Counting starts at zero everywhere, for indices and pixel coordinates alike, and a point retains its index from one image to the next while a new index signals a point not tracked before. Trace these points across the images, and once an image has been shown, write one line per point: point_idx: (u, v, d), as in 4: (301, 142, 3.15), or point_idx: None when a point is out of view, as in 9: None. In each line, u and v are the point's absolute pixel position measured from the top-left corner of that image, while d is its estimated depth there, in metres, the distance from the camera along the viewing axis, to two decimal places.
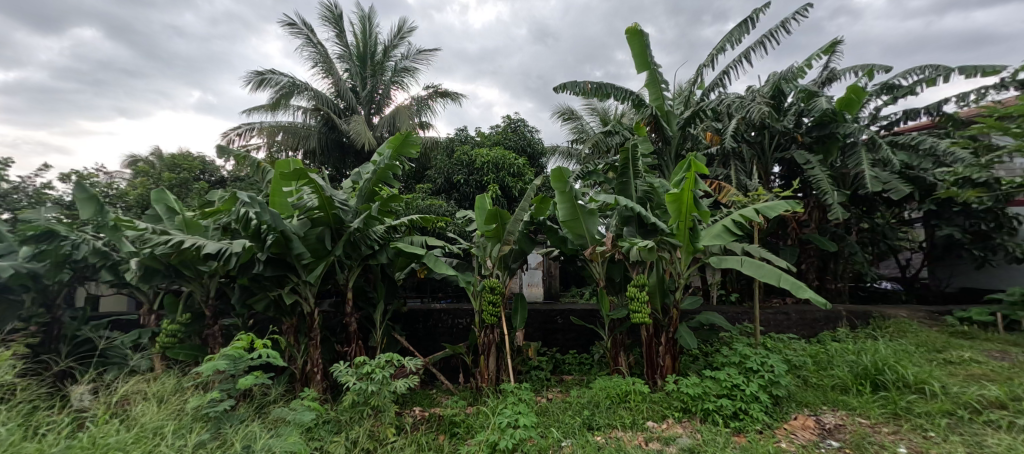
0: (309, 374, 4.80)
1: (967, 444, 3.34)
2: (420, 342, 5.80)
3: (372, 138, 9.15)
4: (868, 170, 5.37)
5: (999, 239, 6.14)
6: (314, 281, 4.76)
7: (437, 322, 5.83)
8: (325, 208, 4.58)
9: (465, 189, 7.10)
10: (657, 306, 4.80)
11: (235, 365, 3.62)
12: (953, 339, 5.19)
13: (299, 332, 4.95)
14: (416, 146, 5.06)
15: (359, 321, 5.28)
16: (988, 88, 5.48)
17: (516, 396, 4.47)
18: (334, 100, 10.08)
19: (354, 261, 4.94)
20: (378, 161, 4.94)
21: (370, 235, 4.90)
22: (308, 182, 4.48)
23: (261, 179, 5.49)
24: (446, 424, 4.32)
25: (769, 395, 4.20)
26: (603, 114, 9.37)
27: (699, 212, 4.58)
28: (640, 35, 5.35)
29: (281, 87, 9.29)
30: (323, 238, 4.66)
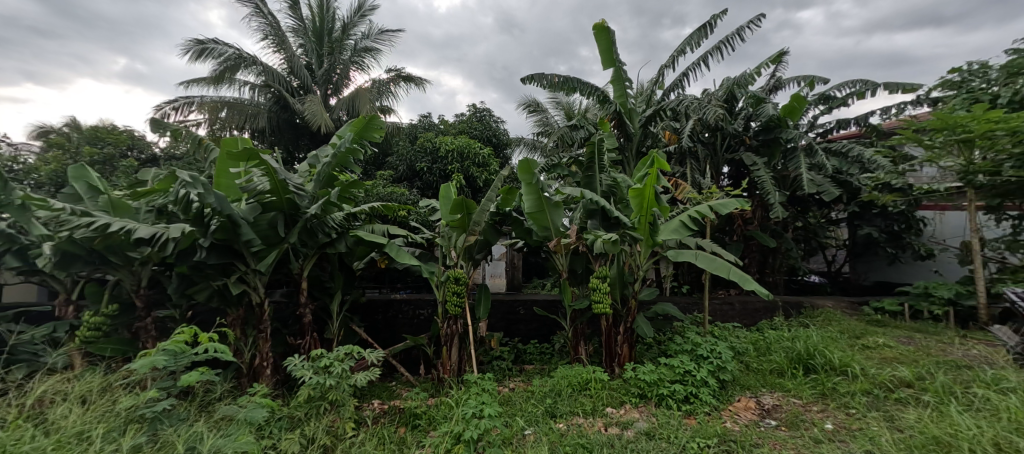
0: (258, 369, 4.47)
1: (883, 419, 3.74)
2: (378, 334, 5.61)
3: (329, 120, 8.68)
4: (805, 173, 5.87)
5: (908, 239, 6.95)
6: (265, 269, 4.43)
7: (397, 313, 5.66)
8: (278, 193, 4.26)
9: (428, 177, 6.92)
10: (617, 297, 4.95)
11: (176, 361, 3.31)
12: (870, 326, 5.84)
13: (246, 325, 4.59)
14: (380, 131, 4.71)
15: (314, 312, 5.00)
16: (906, 104, 6.15)
17: (479, 386, 4.43)
18: (286, 77, 9.46)
19: (310, 249, 4.64)
20: (338, 144, 4.61)
21: (327, 222, 4.62)
22: (259, 164, 4.10)
23: (203, 158, 5.02)
24: (407, 416, 4.22)
25: (717, 380, 4.48)
26: (568, 108, 9.49)
27: (659, 208, 4.77)
28: (607, 32, 5.46)
29: (225, 59, 8.55)
30: (276, 224, 4.34)
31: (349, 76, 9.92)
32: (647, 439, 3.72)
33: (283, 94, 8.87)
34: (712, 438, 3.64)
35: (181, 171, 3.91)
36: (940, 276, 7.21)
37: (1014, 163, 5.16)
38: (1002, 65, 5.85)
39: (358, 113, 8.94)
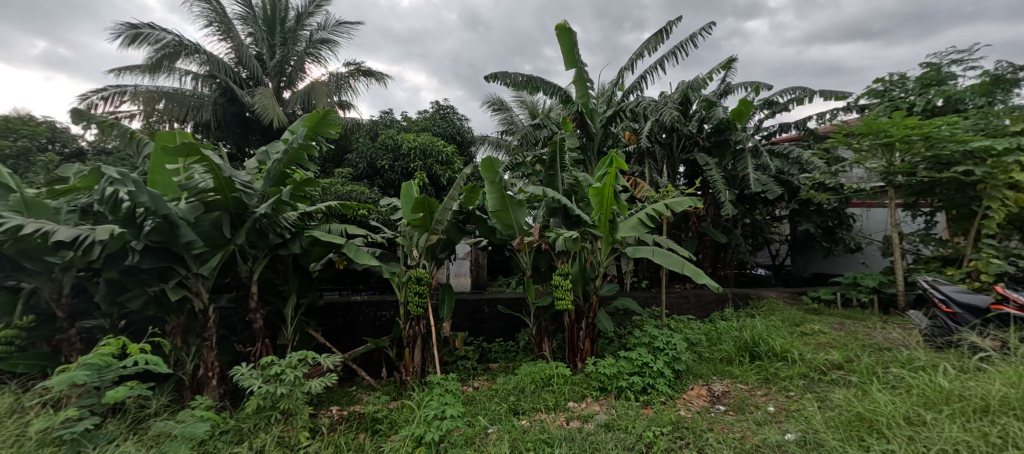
0: (203, 380, 4.02)
1: (817, 399, 3.99)
2: (338, 337, 5.43)
3: (282, 114, 8.32)
4: (751, 173, 6.26)
5: (841, 234, 7.57)
6: (209, 273, 4.01)
7: (357, 316, 5.49)
8: (222, 191, 3.89)
9: (390, 175, 6.80)
10: (579, 293, 5.06)
11: (100, 377, 2.97)
12: (808, 315, 6.31)
13: (189, 333, 4.13)
14: (336, 127, 4.41)
15: (267, 317, 4.70)
16: (839, 110, 6.68)
17: (442, 387, 4.31)
18: (234, 67, 9.03)
19: (261, 250, 4.28)
20: (290, 139, 4.24)
21: (279, 222, 4.27)
22: (200, 160, 3.73)
23: (134, 153, 4.52)
24: (367, 421, 3.97)
25: (672, 370, 4.65)
26: (532, 107, 9.59)
27: (618, 206, 4.93)
28: (569, 33, 5.59)
29: (163, 45, 8.06)
30: (220, 224, 3.95)
31: (304, 68, 9.56)
32: (605, 431, 3.70)
33: (230, 84, 8.45)
34: (667, 426, 3.67)
35: (107, 167, 3.47)
36: (866, 267, 7.88)
37: (926, 165, 5.72)
38: (918, 76, 6.48)
39: (314, 108, 8.64)
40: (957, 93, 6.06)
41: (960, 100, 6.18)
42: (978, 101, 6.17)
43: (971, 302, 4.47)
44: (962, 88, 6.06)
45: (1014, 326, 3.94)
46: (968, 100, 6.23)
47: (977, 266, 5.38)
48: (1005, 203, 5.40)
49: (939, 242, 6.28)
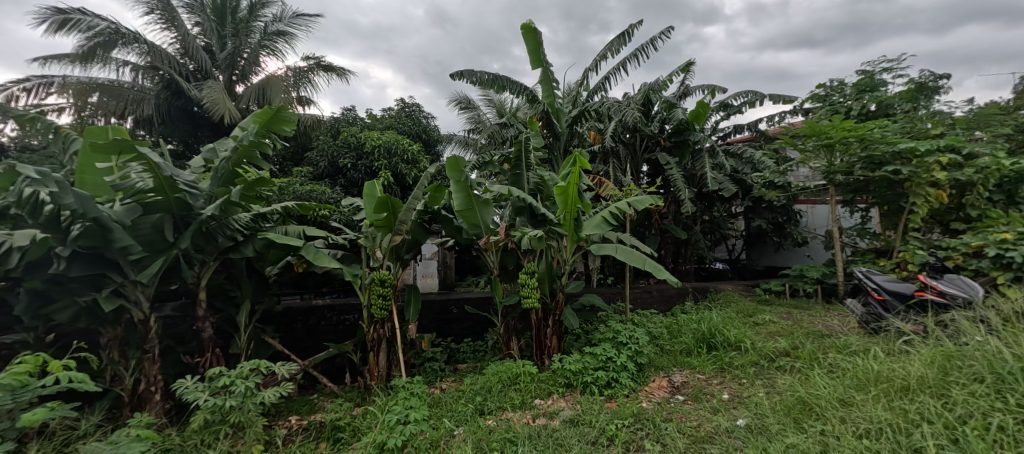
0: (144, 396, 3.54)
1: (765, 385, 4.23)
2: (298, 344, 4.98)
3: (234, 109, 7.98)
4: (709, 172, 6.54)
5: (790, 229, 8.02)
6: (150, 280, 3.51)
7: (319, 320, 5.07)
8: (163, 191, 3.44)
9: (353, 174, 6.69)
10: (546, 291, 5.14)
11: (15, 399, 2.54)
12: (761, 305, 6.67)
13: (127, 346, 3.66)
14: (291, 123, 3.92)
15: (218, 325, 4.19)
16: (787, 113, 7.07)
17: (407, 390, 4.16)
18: (179, 59, 8.64)
19: (209, 254, 3.78)
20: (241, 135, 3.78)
21: (230, 223, 3.80)
22: (136, 157, 3.27)
23: (62, 151, 3.86)
24: (328, 430, 3.77)
25: (635, 364, 4.81)
26: (499, 107, 9.65)
27: (582, 204, 5.02)
28: (534, 33, 5.68)
29: (96, 33, 7.60)
30: (162, 227, 3.48)
31: (258, 61, 9.24)
32: (570, 427, 3.78)
33: (175, 77, 8.07)
34: (628, 418, 3.80)
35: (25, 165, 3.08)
36: (811, 259, 8.40)
37: (861, 165, 6.15)
38: (855, 82, 6.96)
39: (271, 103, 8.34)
40: (888, 99, 6.57)
41: (890, 106, 6.68)
42: (906, 106, 6.71)
43: (897, 289, 4.84)
44: (893, 94, 6.60)
45: (931, 311, 4.32)
46: (897, 105, 6.75)
47: (905, 257, 5.85)
48: (929, 200, 5.92)
49: (873, 235, 6.76)
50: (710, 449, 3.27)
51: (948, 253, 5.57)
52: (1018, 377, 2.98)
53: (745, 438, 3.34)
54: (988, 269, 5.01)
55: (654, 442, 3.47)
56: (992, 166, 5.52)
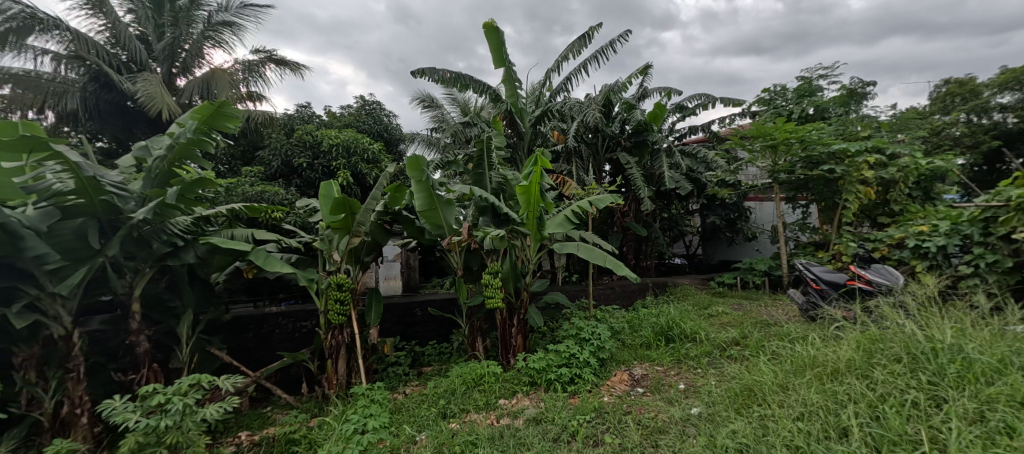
0: (67, 420, 3.20)
1: (717, 374, 4.42)
2: (249, 354, 4.58)
3: (174, 104, 7.37)
4: (666, 171, 6.77)
5: (742, 225, 8.43)
6: (71, 292, 3.20)
7: (273, 328, 4.71)
8: (86, 194, 3.14)
9: (309, 174, 6.50)
10: (511, 291, 5.15)
11: None
12: (715, 297, 6.97)
13: (48, 365, 3.25)
14: (236, 119, 3.58)
15: (156, 337, 3.83)
16: (736, 115, 7.42)
17: (368, 398, 4.10)
18: (110, 49, 8.11)
19: (144, 262, 3.47)
20: (177, 132, 3.47)
21: (167, 227, 3.56)
22: (52, 158, 2.97)
23: None
24: (282, 443, 3.59)
25: (597, 359, 4.92)
26: (463, 106, 9.63)
27: (544, 204, 5.10)
28: (496, 32, 5.71)
29: (10, 18, 6.97)
30: (85, 233, 3.22)
31: (202, 53, 8.67)
32: (534, 425, 3.83)
33: (103, 68, 7.47)
34: (590, 413, 3.89)
35: None
36: (760, 253, 8.86)
37: (802, 164, 6.54)
38: (795, 87, 7.39)
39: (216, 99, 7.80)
40: (825, 103, 7.02)
41: (826, 109, 7.11)
42: (839, 110, 7.14)
43: (831, 279, 5.21)
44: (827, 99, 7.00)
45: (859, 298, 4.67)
46: (832, 109, 7.19)
47: (839, 249, 6.32)
48: (859, 197, 6.33)
49: (813, 230, 7.21)
50: (664, 440, 3.40)
51: (876, 245, 6.02)
52: (931, 356, 3.25)
53: (696, 427, 3.49)
54: (908, 259, 5.52)
55: (614, 436, 3.57)
56: (911, 165, 6.05)
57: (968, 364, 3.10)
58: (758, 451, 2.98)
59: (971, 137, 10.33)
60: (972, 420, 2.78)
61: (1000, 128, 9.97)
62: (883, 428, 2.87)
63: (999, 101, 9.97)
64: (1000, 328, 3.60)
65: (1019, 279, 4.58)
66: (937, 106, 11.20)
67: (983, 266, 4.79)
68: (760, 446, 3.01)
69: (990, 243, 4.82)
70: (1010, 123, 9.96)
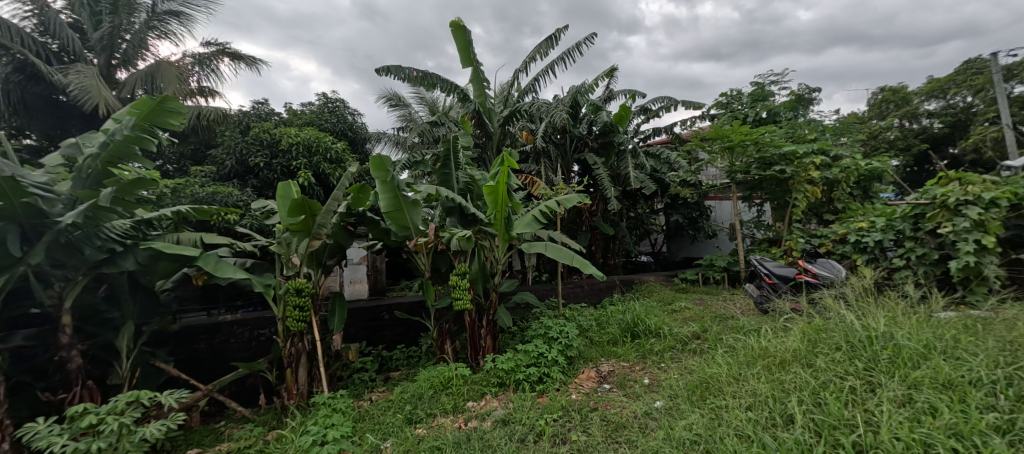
0: None
1: (679, 367, 4.48)
2: (200, 366, 4.33)
3: (113, 99, 6.84)
4: (632, 171, 6.86)
5: (704, 223, 8.67)
6: None
7: (227, 338, 4.46)
8: (4, 196, 2.83)
9: (267, 174, 6.22)
10: (479, 291, 5.08)
11: None
12: (679, 293, 7.11)
13: None
14: (181, 116, 3.37)
15: (91, 351, 3.55)
16: (696, 118, 7.60)
17: (329, 407, 3.94)
18: (40, 38, 7.18)
19: (75, 270, 3.20)
20: (112, 128, 3.22)
21: (103, 231, 3.25)
22: None
23: None
24: None
25: (565, 357, 4.90)
26: (431, 105, 9.48)
27: (512, 204, 5.05)
28: (463, 31, 5.62)
29: None
30: (4, 238, 2.89)
31: (145, 45, 7.87)
32: (502, 426, 3.76)
33: (30, 57, 6.50)
34: (557, 412, 3.87)
35: None
36: (720, 250, 9.14)
37: (756, 165, 6.80)
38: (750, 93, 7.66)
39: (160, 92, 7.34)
40: (777, 107, 7.31)
41: (777, 113, 7.41)
42: (789, 114, 7.46)
43: (782, 273, 5.52)
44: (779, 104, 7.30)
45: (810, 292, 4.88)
46: (783, 113, 7.51)
47: (789, 244, 6.59)
48: (806, 196, 6.61)
49: (767, 227, 7.45)
50: (628, 436, 3.40)
51: (821, 240, 6.40)
52: (866, 344, 3.37)
53: (657, 420, 3.52)
54: (850, 253, 5.78)
55: (581, 433, 3.55)
56: (852, 166, 6.43)
57: (898, 349, 3.23)
58: (711, 442, 3.01)
59: (903, 139, 12.27)
60: (901, 402, 2.89)
61: (927, 133, 11.82)
62: (825, 413, 2.95)
63: (926, 108, 11.84)
64: (926, 314, 3.80)
65: (944, 270, 5.02)
66: (875, 112, 13.06)
67: (914, 259, 5.17)
68: (714, 437, 3.04)
69: (919, 237, 5.20)
70: (936, 128, 11.81)
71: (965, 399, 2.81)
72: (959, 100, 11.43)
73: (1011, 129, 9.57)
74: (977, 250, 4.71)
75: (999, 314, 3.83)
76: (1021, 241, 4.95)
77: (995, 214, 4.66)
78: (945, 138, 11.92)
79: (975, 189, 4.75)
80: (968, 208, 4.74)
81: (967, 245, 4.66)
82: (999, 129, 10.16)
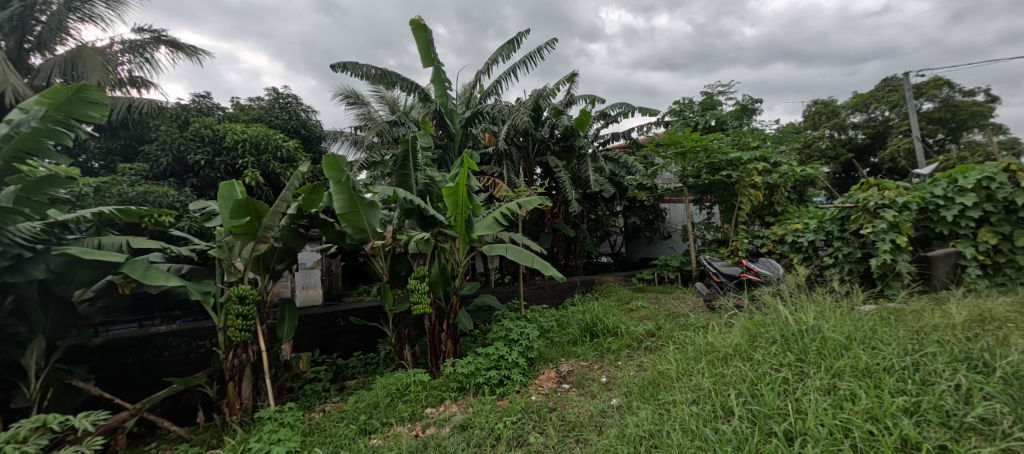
0: None
1: (634, 364, 4.51)
2: (128, 383, 3.97)
3: (28, 88, 6.22)
4: (592, 175, 6.93)
5: (660, 225, 8.90)
6: None
7: (160, 351, 4.11)
8: None
9: (209, 173, 5.83)
10: (440, 295, 4.94)
11: None
12: (636, 293, 7.23)
13: None
14: (103, 107, 3.07)
15: None
16: (651, 125, 7.77)
17: (276, 421, 3.71)
18: None
19: None
20: (20, 119, 2.90)
21: (6, 234, 2.91)
22: None
23: None
24: None
25: (526, 358, 4.85)
26: (391, 104, 9.24)
27: (473, 206, 4.95)
28: (424, 30, 5.47)
29: None
30: None
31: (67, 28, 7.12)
32: (460, 432, 3.65)
33: None
34: (516, 414, 3.81)
35: None
36: (674, 250, 9.39)
37: (706, 170, 7.07)
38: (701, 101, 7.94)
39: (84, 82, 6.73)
40: (724, 116, 7.63)
41: (725, 122, 7.74)
42: (735, 123, 7.82)
43: (728, 271, 5.67)
44: (726, 112, 7.62)
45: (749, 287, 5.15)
46: (729, 121, 7.86)
47: (735, 245, 6.84)
48: (750, 200, 6.97)
49: (716, 228, 7.69)
50: (584, 435, 3.39)
51: (762, 240, 6.73)
52: (798, 337, 3.53)
53: (612, 417, 3.53)
54: (787, 252, 6.08)
55: (538, 434, 3.50)
56: (789, 172, 6.83)
57: (825, 341, 3.38)
58: (657, 436, 3.02)
59: (834, 149, 13.75)
60: (825, 391, 2.98)
61: (852, 143, 13.53)
62: (761, 404, 3.01)
63: (852, 121, 13.54)
64: (848, 308, 4.01)
65: (866, 267, 5.33)
66: (809, 123, 14.68)
67: (841, 257, 5.47)
68: (661, 432, 3.05)
69: (845, 237, 5.50)
70: (859, 139, 13.45)
71: (880, 385, 2.91)
72: (878, 114, 13.00)
73: (919, 142, 10.75)
74: (892, 249, 5.02)
75: (911, 306, 4.23)
76: (928, 241, 5.44)
77: (906, 216, 5.05)
78: (867, 148, 13.52)
79: (890, 193, 5.10)
80: (884, 211, 5.07)
81: (884, 244, 4.96)
82: (908, 142, 11.65)
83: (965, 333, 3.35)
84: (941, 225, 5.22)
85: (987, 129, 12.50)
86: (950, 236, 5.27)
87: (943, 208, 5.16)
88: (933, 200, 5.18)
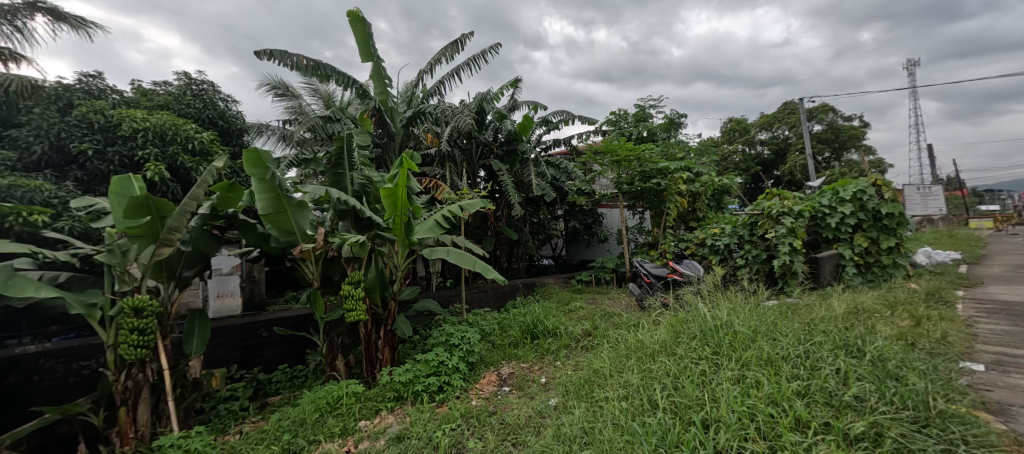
0: None
1: (570, 364, 4.47)
2: None
3: None
4: (535, 179, 6.89)
5: (597, 228, 9.06)
6: None
7: (30, 375, 3.53)
8: None
9: (103, 166, 5.14)
10: (376, 301, 4.65)
11: None
12: (574, 294, 7.28)
13: None
14: None
15: None
16: (590, 133, 7.89)
17: (182, 447, 3.27)
18: None
19: None
20: None
21: None
22: None
23: None
24: None
25: (467, 363, 4.67)
26: (326, 99, 8.70)
27: (412, 208, 4.72)
28: (361, 22, 5.15)
29: None
30: None
31: None
32: (395, 444, 3.40)
33: None
34: (456, 421, 3.62)
35: None
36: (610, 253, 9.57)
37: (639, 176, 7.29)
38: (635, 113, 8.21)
39: None
40: (654, 127, 7.94)
41: (655, 133, 8.06)
42: (664, 134, 8.17)
43: (657, 272, 5.76)
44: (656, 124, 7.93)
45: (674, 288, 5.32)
46: (659, 133, 8.20)
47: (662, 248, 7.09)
48: (677, 206, 7.30)
49: (647, 232, 7.95)
50: (523, 437, 3.28)
51: (687, 243, 7.04)
52: (713, 331, 3.59)
53: (549, 417, 3.44)
54: (707, 254, 6.40)
55: (476, 440, 3.34)
56: (708, 181, 7.26)
57: (735, 334, 3.47)
58: (591, 434, 2.95)
59: (745, 163, 14.86)
60: (736, 380, 3.04)
61: (759, 158, 14.85)
62: (682, 396, 3.02)
63: (759, 138, 14.81)
64: (755, 303, 4.22)
65: (770, 266, 5.66)
66: (724, 138, 15.71)
67: (750, 258, 5.80)
68: (593, 429, 3.00)
69: (753, 240, 5.84)
70: (765, 154, 14.80)
71: (778, 372, 3.01)
72: (781, 133, 14.31)
73: (814, 158, 11.98)
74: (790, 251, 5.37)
75: (806, 300, 4.59)
76: (817, 243, 5.90)
77: (800, 223, 5.43)
78: (771, 163, 14.88)
79: (788, 202, 5.49)
80: (784, 217, 5.44)
81: (782, 247, 5.32)
82: (803, 159, 12.99)
83: (843, 323, 3.63)
84: (826, 230, 5.64)
85: (862, 150, 14.25)
86: (833, 240, 5.69)
87: (828, 216, 5.57)
88: (821, 209, 5.60)
